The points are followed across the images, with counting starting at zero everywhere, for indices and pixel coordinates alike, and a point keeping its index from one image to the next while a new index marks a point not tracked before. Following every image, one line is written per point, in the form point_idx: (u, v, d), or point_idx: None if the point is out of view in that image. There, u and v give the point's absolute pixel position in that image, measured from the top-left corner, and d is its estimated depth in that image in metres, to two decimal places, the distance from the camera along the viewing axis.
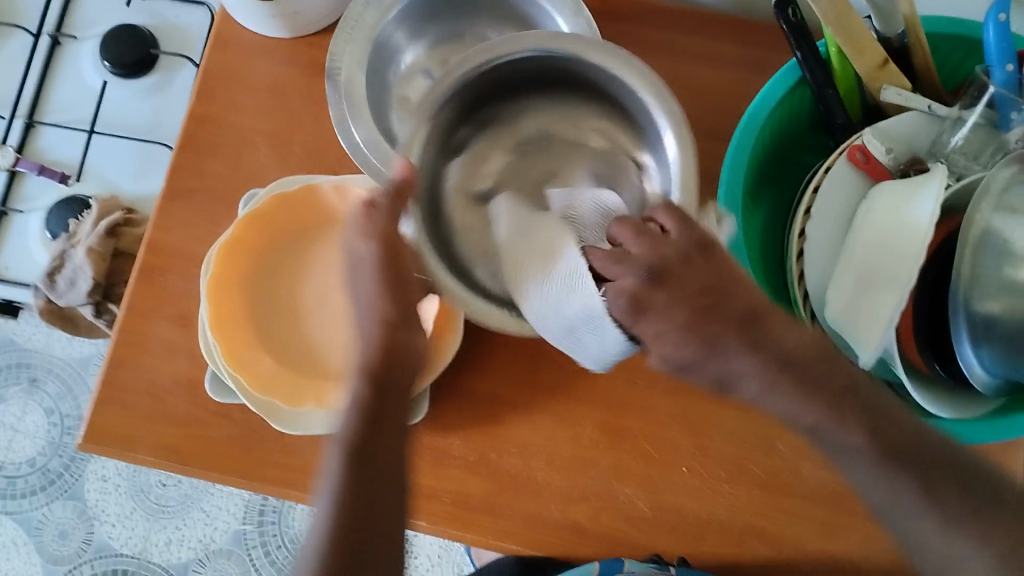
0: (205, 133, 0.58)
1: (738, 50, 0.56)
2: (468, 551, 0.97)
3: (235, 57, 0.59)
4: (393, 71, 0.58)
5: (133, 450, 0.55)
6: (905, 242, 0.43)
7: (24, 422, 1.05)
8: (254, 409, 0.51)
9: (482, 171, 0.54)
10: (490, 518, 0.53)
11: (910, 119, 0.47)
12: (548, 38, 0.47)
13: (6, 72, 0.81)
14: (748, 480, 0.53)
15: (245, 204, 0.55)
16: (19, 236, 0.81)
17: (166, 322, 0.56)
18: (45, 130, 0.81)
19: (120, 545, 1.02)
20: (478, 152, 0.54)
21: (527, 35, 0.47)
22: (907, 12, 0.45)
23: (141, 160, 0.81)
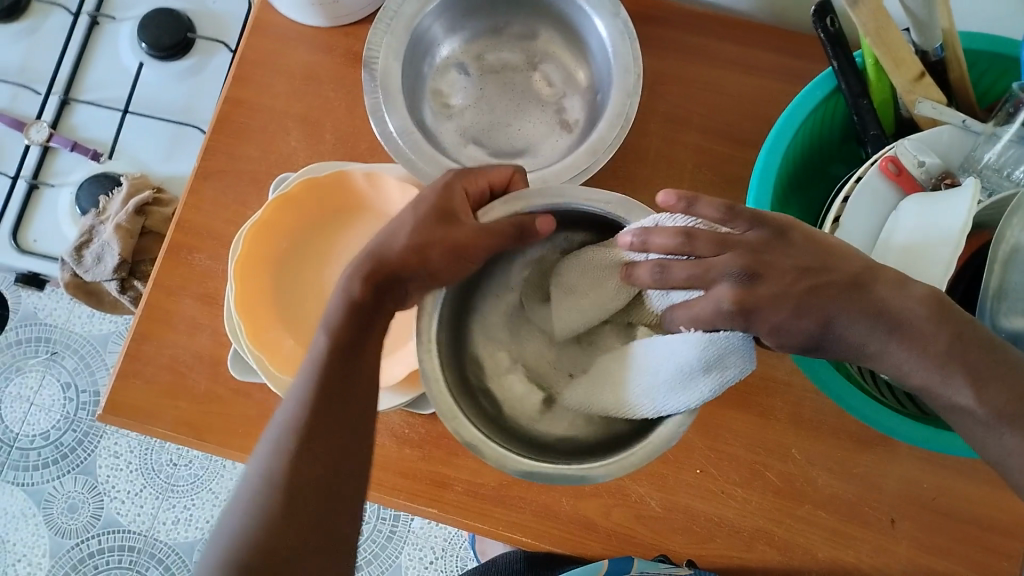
0: (239, 116, 0.58)
1: (772, 59, 0.56)
2: (473, 545, 0.98)
3: (272, 43, 0.59)
4: (429, 63, 0.59)
5: (153, 423, 0.55)
6: (937, 249, 0.44)
7: (40, 396, 1.06)
8: (274, 388, 0.51)
9: (511, 384, 0.45)
10: (502, 509, 0.53)
11: (945, 133, 0.47)
12: (547, 190, 0.42)
13: (45, 51, 0.83)
14: (762, 485, 0.53)
15: (276, 187, 0.56)
16: (48, 211, 0.82)
17: (192, 299, 0.57)
18: (79, 108, 0.82)
19: (128, 522, 1.03)
20: (490, 361, 0.46)
21: (523, 197, 0.42)
22: (944, 27, 0.45)
23: (171, 144, 0.82)
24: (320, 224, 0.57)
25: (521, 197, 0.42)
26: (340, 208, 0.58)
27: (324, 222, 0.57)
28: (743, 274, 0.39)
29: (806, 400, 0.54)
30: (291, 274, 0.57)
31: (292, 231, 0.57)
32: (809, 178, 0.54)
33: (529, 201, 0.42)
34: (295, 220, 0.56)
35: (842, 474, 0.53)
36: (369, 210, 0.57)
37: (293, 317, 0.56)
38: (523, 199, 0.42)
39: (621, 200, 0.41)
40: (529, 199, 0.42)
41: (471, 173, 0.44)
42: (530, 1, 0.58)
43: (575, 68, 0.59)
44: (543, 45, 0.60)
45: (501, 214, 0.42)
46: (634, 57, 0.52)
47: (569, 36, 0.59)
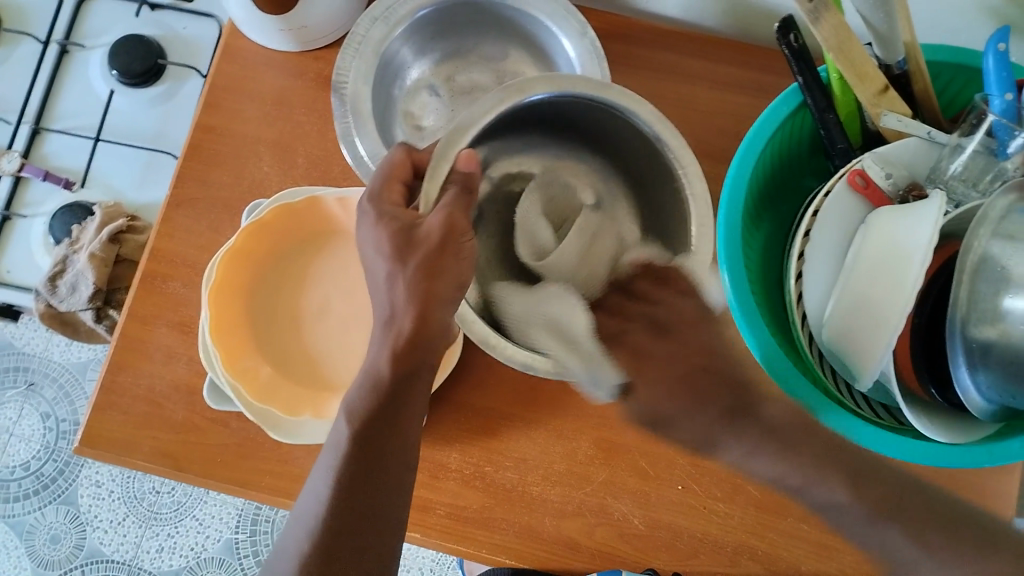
0: (210, 143, 0.58)
1: (740, 74, 0.57)
2: (461, 566, 0.98)
3: (242, 69, 0.59)
4: (399, 85, 0.59)
5: (130, 454, 0.55)
6: (908, 256, 0.43)
7: (19, 426, 1.05)
8: (254, 418, 0.51)
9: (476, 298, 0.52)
10: (482, 531, 0.53)
11: (911, 144, 0.48)
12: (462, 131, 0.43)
13: (12, 81, 0.81)
14: (741, 500, 0.53)
15: (249, 214, 0.55)
16: (22, 241, 0.81)
17: (166, 328, 0.56)
18: (51, 136, 0.81)
19: (112, 552, 1.02)
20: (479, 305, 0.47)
21: (447, 145, 0.43)
22: (906, 40, 0.46)
23: (145, 171, 0.82)
24: (295, 251, 0.58)
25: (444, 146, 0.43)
26: (315, 234, 0.58)
27: (298, 249, 0.58)
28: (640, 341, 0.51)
29: None
30: (269, 303, 0.57)
31: (268, 258, 0.57)
32: (780, 193, 0.54)
33: (456, 147, 0.43)
34: (270, 246, 0.56)
35: None
36: (344, 235, 0.58)
37: (271, 347, 0.56)
38: (445, 160, 0.43)
39: (530, 80, 0.44)
40: (450, 148, 0.43)
41: (383, 185, 0.44)
42: (500, 24, 0.59)
43: None
44: (513, 66, 0.60)
45: (440, 181, 0.43)
46: (603, 76, 0.53)
47: (537, 56, 0.59)
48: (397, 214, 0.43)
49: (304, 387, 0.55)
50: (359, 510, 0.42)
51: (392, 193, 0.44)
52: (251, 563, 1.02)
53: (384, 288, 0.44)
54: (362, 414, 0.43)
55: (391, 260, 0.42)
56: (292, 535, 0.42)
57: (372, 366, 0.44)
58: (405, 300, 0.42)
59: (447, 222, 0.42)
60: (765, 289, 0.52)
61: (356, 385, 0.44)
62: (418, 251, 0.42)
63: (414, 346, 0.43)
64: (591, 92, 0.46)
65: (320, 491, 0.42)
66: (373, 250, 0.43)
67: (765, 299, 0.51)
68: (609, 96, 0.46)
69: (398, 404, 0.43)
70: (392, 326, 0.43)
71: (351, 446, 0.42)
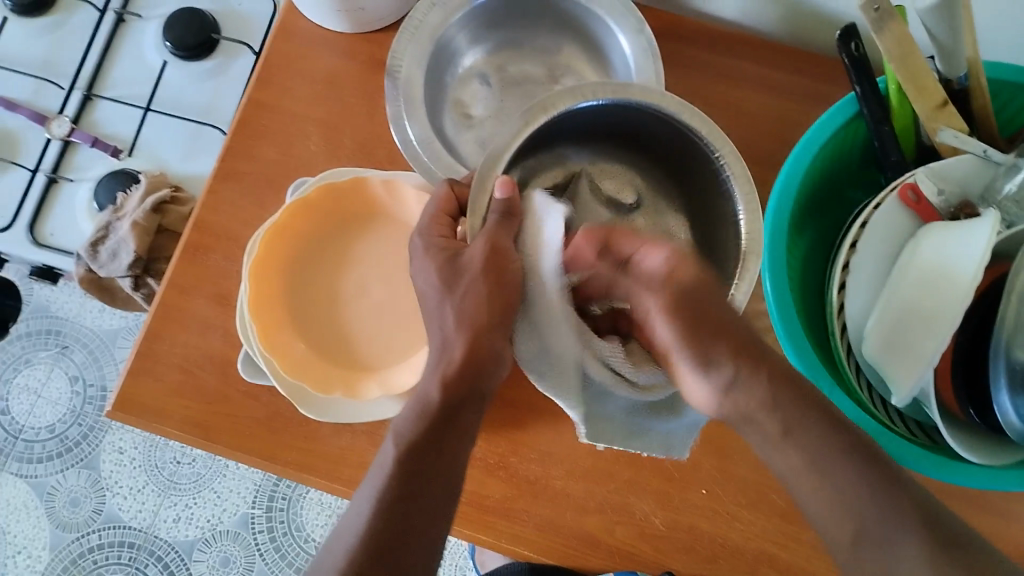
0: (259, 118, 0.59)
1: (793, 81, 0.56)
2: (473, 556, 0.97)
3: (295, 46, 0.59)
4: (451, 72, 0.59)
5: (161, 421, 0.55)
6: (961, 268, 0.43)
7: (47, 388, 1.06)
8: (284, 391, 0.52)
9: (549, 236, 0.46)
10: (505, 521, 0.53)
11: (966, 161, 0.47)
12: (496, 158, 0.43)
13: (70, 46, 0.83)
14: (765, 508, 0.53)
15: (294, 190, 0.56)
16: (63, 206, 0.82)
17: (205, 299, 0.57)
18: (102, 103, 0.82)
19: (130, 518, 1.03)
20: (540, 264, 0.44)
21: (482, 176, 0.43)
22: (968, 56, 0.45)
23: (190, 142, 0.82)
24: (338, 230, 0.58)
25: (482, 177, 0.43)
26: (358, 215, 0.58)
27: (340, 229, 0.58)
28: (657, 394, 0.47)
29: None
30: (310, 280, 0.57)
31: (310, 235, 0.57)
32: (827, 201, 0.54)
33: (492, 176, 0.43)
34: (313, 223, 0.57)
35: None
36: (385, 217, 0.58)
37: (307, 324, 0.56)
38: (484, 190, 0.43)
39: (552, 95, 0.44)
40: (484, 184, 0.43)
41: (431, 219, 0.47)
42: (556, 18, 0.59)
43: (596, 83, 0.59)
44: (566, 60, 0.60)
45: (482, 214, 0.43)
46: (657, 74, 0.52)
47: (591, 51, 0.59)
48: (442, 245, 0.46)
49: (338, 365, 0.55)
50: (404, 527, 0.41)
51: (440, 224, 0.47)
52: (266, 539, 1.03)
53: (436, 319, 0.46)
54: (410, 435, 0.43)
55: (439, 289, 0.45)
56: (330, 554, 0.41)
57: (422, 392, 0.45)
58: (454, 325, 0.45)
59: (491, 247, 0.43)
60: (805, 297, 0.51)
61: (407, 411, 0.45)
62: (463, 278, 0.44)
63: (462, 372, 0.44)
64: (615, 95, 0.45)
65: (359, 512, 0.42)
66: (423, 281, 0.47)
67: (806, 308, 0.50)
68: (631, 93, 0.45)
69: (449, 429, 0.44)
70: (443, 355, 0.45)
71: (396, 467, 0.42)
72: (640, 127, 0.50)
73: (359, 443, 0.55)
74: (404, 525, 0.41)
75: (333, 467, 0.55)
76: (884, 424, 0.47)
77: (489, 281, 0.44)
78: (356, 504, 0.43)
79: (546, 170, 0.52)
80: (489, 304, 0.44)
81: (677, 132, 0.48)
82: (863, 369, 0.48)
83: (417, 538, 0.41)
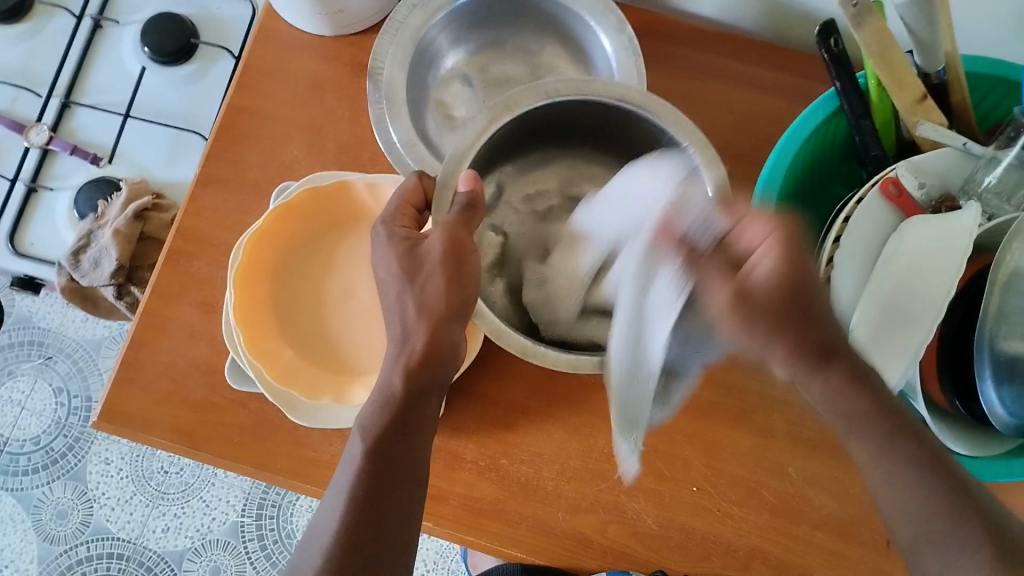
0: (241, 124, 0.58)
1: (775, 78, 0.56)
2: (465, 559, 0.97)
3: (276, 51, 0.59)
4: (434, 74, 0.59)
5: (149, 430, 0.55)
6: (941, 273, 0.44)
7: (31, 400, 1.05)
8: (273, 400, 0.51)
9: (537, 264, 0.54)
10: (497, 523, 0.53)
11: (945, 154, 0.48)
12: (458, 160, 0.46)
13: (47, 54, 0.83)
14: (756, 504, 0.53)
15: (277, 195, 0.56)
16: (45, 216, 0.81)
17: (190, 306, 0.57)
18: (80, 111, 0.82)
19: (117, 529, 1.02)
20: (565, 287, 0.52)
21: (444, 177, 0.45)
22: (947, 50, 0.46)
23: (173, 149, 0.82)
24: (322, 235, 0.58)
25: (444, 180, 0.45)
26: (342, 219, 0.58)
27: (320, 236, 0.58)
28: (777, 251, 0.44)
29: (800, 417, 0.54)
30: (295, 284, 0.57)
31: (295, 240, 0.57)
32: (809, 199, 0.54)
33: (457, 172, 0.45)
34: (298, 227, 0.56)
35: (837, 494, 0.53)
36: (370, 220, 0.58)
37: (293, 329, 0.56)
38: (447, 186, 0.45)
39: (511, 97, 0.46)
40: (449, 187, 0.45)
41: (397, 208, 0.46)
42: (536, 19, 0.59)
43: None
44: (547, 59, 0.60)
45: (446, 210, 0.45)
46: (640, 73, 0.52)
47: (572, 51, 0.59)
48: (407, 234, 0.45)
49: (327, 369, 0.55)
50: (381, 523, 0.41)
51: (404, 215, 0.46)
52: (257, 547, 1.02)
53: (395, 308, 0.45)
54: (374, 430, 0.43)
55: (401, 281, 0.45)
56: (306, 556, 0.41)
57: (386, 383, 0.44)
58: (415, 316, 0.44)
59: (451, 240, 0.44)
60: None
61: (368, 404, 0.44)
62: (424, 266, 0.44)
63: (426, 361, 0.44)
64: (574, 90, 0.47)
65: (331, 510, 0.42)
66: (384, 271, 0.46)
67: None
68: (594, 89, 0.47)
69: (410, 421, 0.43)
70: (405, 346, 0.44)
71: (365, 464, 0.42)
72: (607, 127, 0.51)
73: None
74: (376, 522, 0.41)
75: (323, 472, 0.54)
76: None
77: (447, 270, 0.44)
78: (328, 500, 0.43)
79: (524, 177, 0.56)
80: (448, 292, 0.44)
81: (642, 129, 0.49)
82: None
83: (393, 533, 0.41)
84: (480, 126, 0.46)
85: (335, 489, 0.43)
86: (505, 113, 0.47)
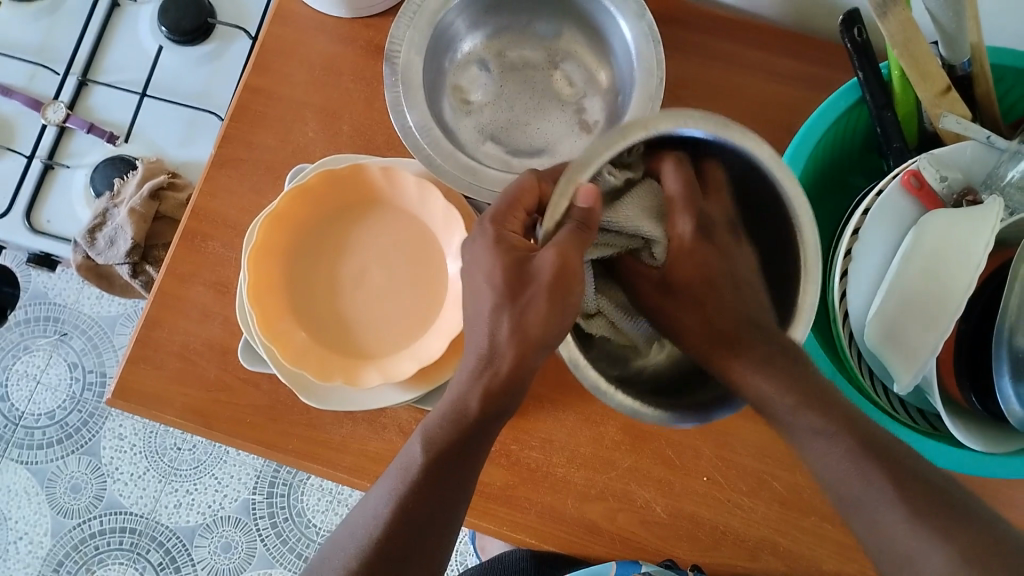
0: (257, 105, 0.58)
1: (797, 67, 0.56)
2: (473, 542, 0.98)
3: (293, 32, 0.59)
4: (451, 58, 0.59)
5: (162, 408, 0.55)
6: (959, 276, 0.43)
7: (46, 374, 1.06)
8: (285, 380, 0.53)
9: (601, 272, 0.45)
10: (505, 508, 0.53)
11: (969, 148, 0.47)
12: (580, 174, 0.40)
13: (64, 31, 0.83)
14: (766, 495, 0.53)
15: (292, 177, 0.56)
16: (62, 193, 0.82)
17: (204, 286, 0.57)
18: (97, 89, 0.82)
19: (130, 504, 1.03)
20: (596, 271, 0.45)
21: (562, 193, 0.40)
22: (972, 41, 0.45)
23: (190, 129, 0.82)
24: (335, 219, 0.57)
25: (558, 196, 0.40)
26: (357, 204, 0.57)
27: (338, 217, 0.57)
28: (693, 231, 0.45)
29: None
30: (309, 267, 0.57)
31: (309, 222, 0.57)
32: (826, 187, 0.54)
33: (576, 183, 0.40)
34: (312, 210, 0.56)
35: None
36: (385, 205, 0.57)
37: (308, 313, 0.56)
38: (565, 197, 0.40)
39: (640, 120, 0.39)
40: (570, 187, 0.40)
41: (508, 210, 0.43)
42: (554, 4, 0.58)
43: (596, 68, 0.59)
44: (566, 44, 0.60)
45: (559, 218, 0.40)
46: (658, 59, 0.52)
47: (591, 37, 0.58)
48: (514, 240, 0.43)
49: (339, 352, 0.55)
50: (418, 527, 0.41)
51: (516, 219, 0.43)
52: (267, 524, 1.02)
53: (485, 321, 0.42)
54: (438, 443, 0.42)
55: (500, 295, 0.41)
56: (339, 551, 0.42)
57: (460, 399, 0.43)
58: (508, 337, 0.41)
59: (560, 257, 0.39)
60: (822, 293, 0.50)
61: (439, 412, 0.43)
62: (533, 280, 0.40)
63: (509, 385, 0.42)
64: (712, 130, 0.40)
65: (376, 512, 0.42)
66: (483, 275, 0.42)
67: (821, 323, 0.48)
68: (735, 132, 0.40)
69: (477, 440, 0.43)
70: (489, 364, 0.42)
71: (419, 474, 0.42)
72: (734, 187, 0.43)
73: (359, 431, 0.55)
74: (416, 528, 0.41)
75: (334, 454, 0.55)
76: (890, 414, 0.47)
77: (552, 292, 0.40)
78: (375, 497, 0.43)
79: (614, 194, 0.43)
80: (548, 316, 0.40)
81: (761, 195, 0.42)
82: (857, 339, 0.47)
83: (429, 541, 0.41)
84: (599, 143, 0.40)
85: (380, 499, 0.42)
86: (623, 138, 0.40)
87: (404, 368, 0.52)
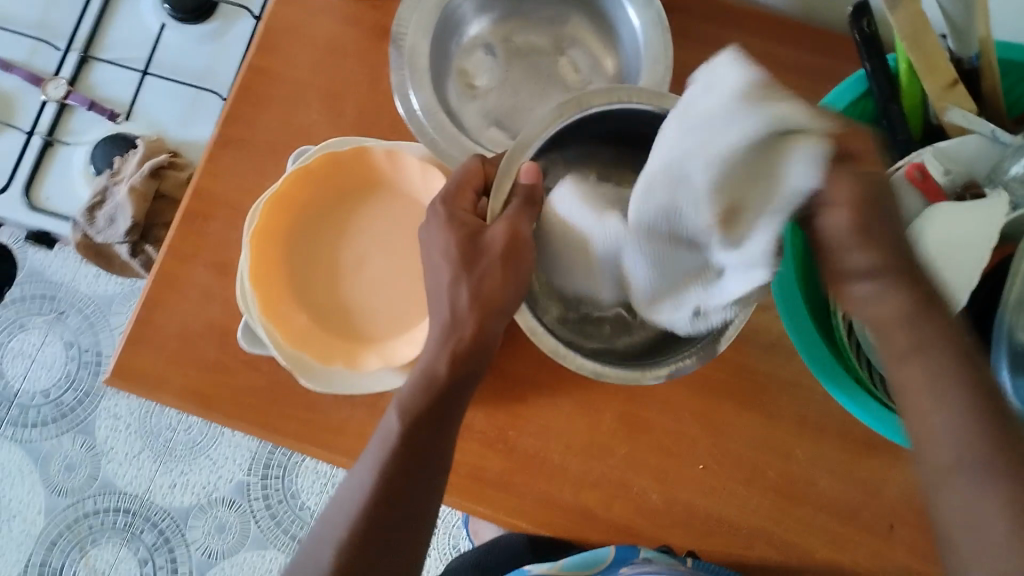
0: (261, 86, 0.58)
1: (801, 57, 0.56)
2: (466, 526, 0.98)
3: (298, 13, 0.58)
4: (456, 41, 0.59)
5: (161, 389, 0.55)
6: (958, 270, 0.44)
7: (42, 353, 1.06)
8: (284, 361, 0.52)
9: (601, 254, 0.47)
10: (501, 493, 0.54)
11: (974, 141, 0.47)
12: (521, 152, 0.44)
13: (67, 7, 0.83)
14: (762, 484, 0.53)
15: (295, 159, 0.56)
16: (61, 169, 0.81)
17: (205, 267, 0.57)
18: (99, 65, 0.81)
19: (124, 484, 1.03)
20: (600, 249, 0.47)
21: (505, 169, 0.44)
22: (981, 34, 0.45)
23: (193, 107, 0.82)
24: (335, 201, 0.57)
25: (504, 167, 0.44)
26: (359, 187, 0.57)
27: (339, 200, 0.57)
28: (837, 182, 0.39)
29: (810, 401, 0.54)
30: (309, 250, 0.57)
31: (310, 205, 0.57)
32: None
33: (518, 164, 0.44)
34: (313, 193, 0.56)
35: (842, 477, 0.53)
36: (387, 188, 0.57)
37: (308, 296, 0.56)
38: (508, 176, 0.44)
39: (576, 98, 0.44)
40: (512, 168, 0.44)
41: (457, 188, 0.45)
42: None
43: (602, 55, 0.59)
44: (571, 30, 0.60)
45: (505, 199, 0.44)
46: (665, 48, 0.52)
47: (598, 24, 0.59)
48: (467, 219, 0.44)
49: (340, 336, 0.55)
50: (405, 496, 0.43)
51: (464, 198, 0.45)
52: (262, 505, 1.03)
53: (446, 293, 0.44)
54: (418, 412, 0.44)
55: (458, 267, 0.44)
56: (333, 523, 0.43)
57: (428, 366, 0.44)
58: (469, 305, 0.44)
59: (513, 233, 0.43)
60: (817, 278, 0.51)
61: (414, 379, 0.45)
62: (485, 257, 0.43)
63: (474, 351, 0.44)
64: (651, 101, 0.45)
65: (365, 483, 0.43)
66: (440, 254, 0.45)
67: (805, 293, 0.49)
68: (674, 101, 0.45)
69: (450, 406, 0.44)
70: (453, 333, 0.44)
71: (407, 446, 0.43)
72: None
73: (357, 415, 0.55)
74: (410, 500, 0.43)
75: (333, 437, 0.55)
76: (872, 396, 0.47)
77: (505, 265, 0.43)
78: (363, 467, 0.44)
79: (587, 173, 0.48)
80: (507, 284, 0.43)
81: None
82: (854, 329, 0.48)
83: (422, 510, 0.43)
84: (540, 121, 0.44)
85: (368, 469, 0.44)
86: (561, 117, 0.45)
87: (406, 353, 0.53)
